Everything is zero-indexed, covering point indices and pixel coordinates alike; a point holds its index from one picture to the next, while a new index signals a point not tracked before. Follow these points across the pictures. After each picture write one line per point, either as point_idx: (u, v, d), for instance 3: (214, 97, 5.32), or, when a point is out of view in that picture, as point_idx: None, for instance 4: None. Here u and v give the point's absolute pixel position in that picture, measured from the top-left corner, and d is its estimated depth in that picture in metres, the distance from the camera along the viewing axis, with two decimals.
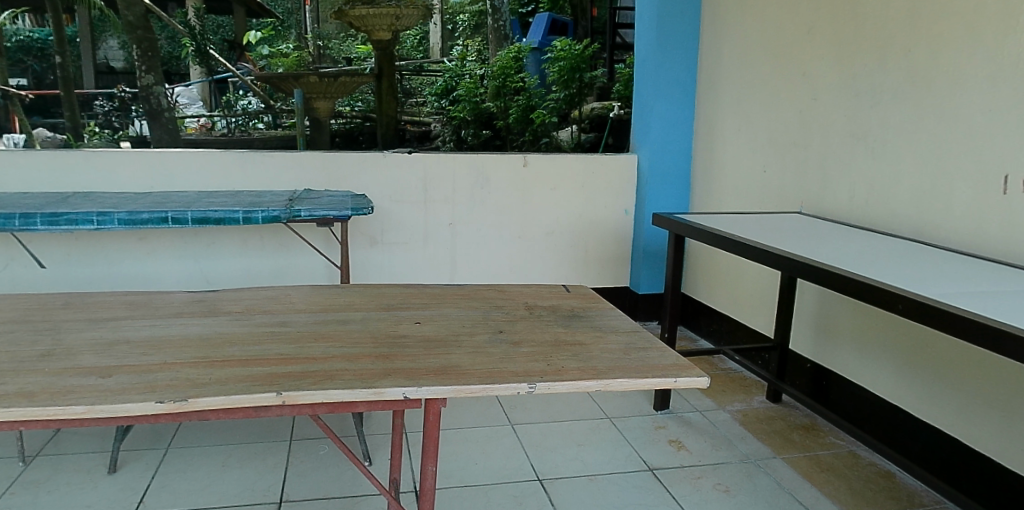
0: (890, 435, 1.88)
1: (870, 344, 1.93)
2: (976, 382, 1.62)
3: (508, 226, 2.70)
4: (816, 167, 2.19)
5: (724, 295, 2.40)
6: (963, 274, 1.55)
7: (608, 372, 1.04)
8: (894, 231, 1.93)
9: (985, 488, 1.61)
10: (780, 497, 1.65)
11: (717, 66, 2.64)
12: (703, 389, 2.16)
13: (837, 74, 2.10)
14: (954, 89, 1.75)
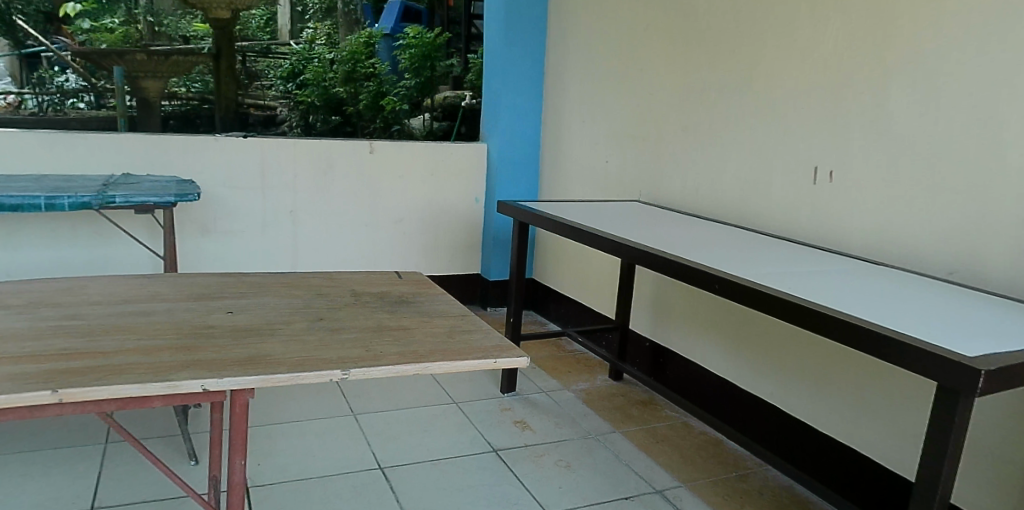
0: (717, 406, 2.02)
1: (700, 323, 2.07)
2: (788, 353, 1.78)
3: (356, 214, 2.68)
4: (652, 159, 2.32)
5: (570, 280, 2.49)
6: (778, 255, 1.70)
7: (427, 356, 1.04)
8: (721, 217, 2.10)
9: (795, 448, 1.78)
10: (618, 470, 1.74)
11: (564, 60, 2.73)
12: (548, 371, 2.23)
13: (670, 72, 2.23)
14: (769, 88, 1.93)
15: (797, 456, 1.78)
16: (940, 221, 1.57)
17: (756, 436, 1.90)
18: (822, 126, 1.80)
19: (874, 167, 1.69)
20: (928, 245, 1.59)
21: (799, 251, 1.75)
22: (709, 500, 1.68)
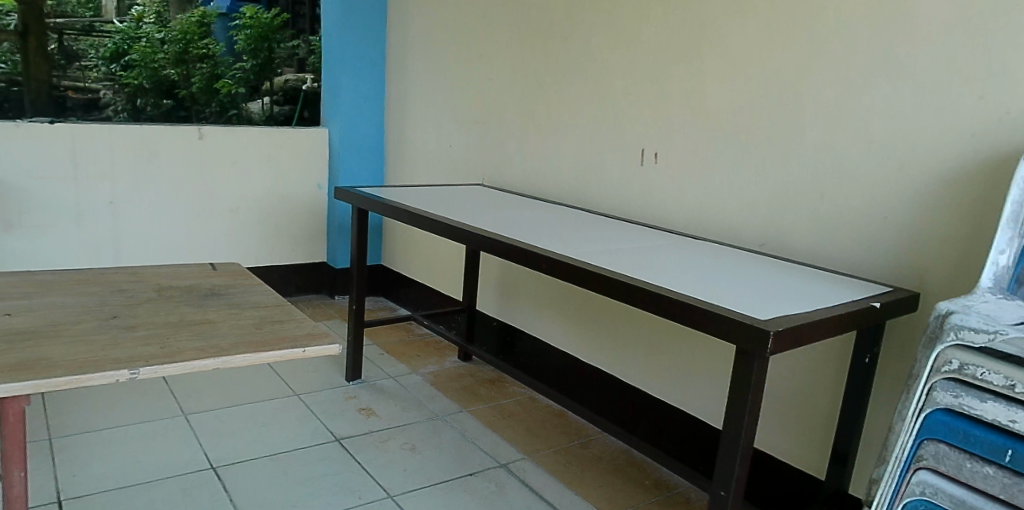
0: (562, 380, 2.19)
1: (542, 302, 2.24)
2: (614, 325, 1.99)
3: (179, 203, 2.92)
4: (495, 147, 2.66)
5: (421, 266, 2.73)
6: (606, 231, 1.89)
7: (229, 348, 1.01)
8: (560, 199, 2.39)
9: (628, 413, 1.97)
10: (463, 447, 1.81)
11: (405, 54, 3.11)
12: (398, 356, 2.29)
13: (509, 64, 2.56)
14: (597, 80, 2.24)
15: (630, 420, 1.97)
16: (747, 198, 1.90)
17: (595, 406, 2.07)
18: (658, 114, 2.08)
19: (695, 152, 2.00)
20: (737, 218, 1.93)
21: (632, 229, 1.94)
22: (550, 468, 1.79)
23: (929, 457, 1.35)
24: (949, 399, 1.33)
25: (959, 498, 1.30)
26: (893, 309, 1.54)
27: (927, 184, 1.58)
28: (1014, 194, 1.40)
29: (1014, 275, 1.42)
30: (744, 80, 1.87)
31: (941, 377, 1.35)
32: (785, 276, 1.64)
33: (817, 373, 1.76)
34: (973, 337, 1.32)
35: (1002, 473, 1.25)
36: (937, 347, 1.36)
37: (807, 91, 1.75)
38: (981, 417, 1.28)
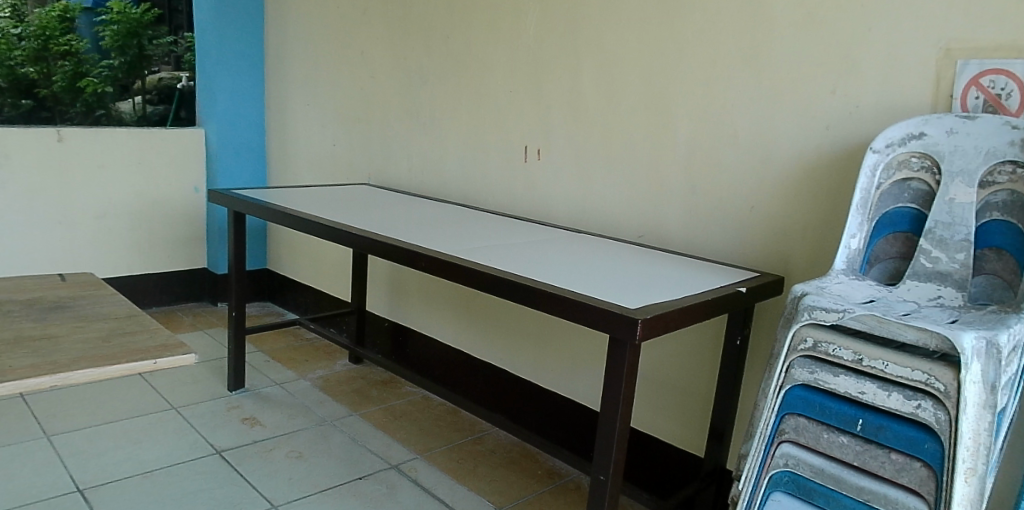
0: (454, 374, 2.46)
1: (436, 301, 2.50)
2: (500, 319, 2.28)
3: (40, 207, 3.27)
4: (378, 147, 2.96)
5: (307, 268, 3.06)
6: (481, 222, 1.99)
7: (70, 364, 0.95)
8: (448, 196, 2.64)
9: (512, 400, 2.26)
10: (352, 450, 1.88)
11: (285, 68, 3.53)
12: (288, 362, 2.41)
13: (395, 64, 2.82)
14: (475, 78, 2.51)
15: (517, 407, 2.25)
16: (630, 187, 2.12)
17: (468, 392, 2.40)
18: (558, 115, 2.27)
19: (572, 145, 2.25)
20: (623, 208, 2.14)
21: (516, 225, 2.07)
22: (442, 466, 1.85)
23: (790, 431, 1.50)
24: (806, 375, 1.48)
25: (818, 466, 1.46)
26: (760, 292, 1.67)
27: (784, 175, 1.83)
28: (860, 184, 1.67)
29: (863, 257, 1.69)
30: (621, 73, 2.11)
31: (799, 355, 1.49)
32: (657, 263, 1.72)
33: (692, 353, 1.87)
34: (824, 317, 1.45)
35: (855, 441, 1.42)
36: (793, 327, 1.50)
37: (679, 84, 1.99)
38: (835, 390, 1.43)
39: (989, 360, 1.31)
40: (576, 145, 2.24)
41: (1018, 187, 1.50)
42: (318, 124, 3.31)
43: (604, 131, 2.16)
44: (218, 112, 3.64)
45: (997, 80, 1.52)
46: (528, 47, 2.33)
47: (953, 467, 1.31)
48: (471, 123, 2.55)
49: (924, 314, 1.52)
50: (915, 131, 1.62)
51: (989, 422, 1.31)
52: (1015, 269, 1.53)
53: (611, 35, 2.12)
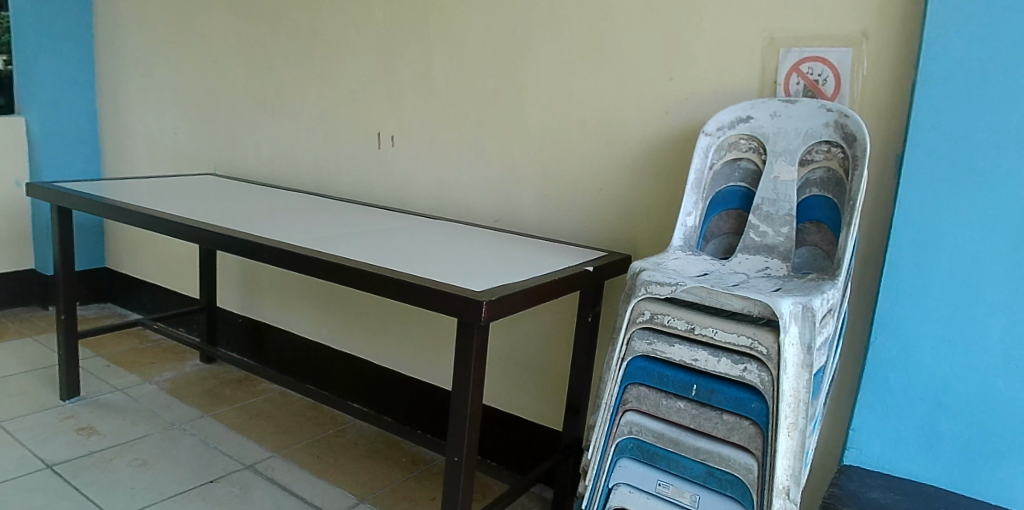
0: (305, 365, 2.60)
1: (288, 294, 2.63)
2: (344, 309, 2.44)
3: None
4: (224, 138, 2.99)
5: (164, 275, 3.24)
6: (329, 211, 2.05)
7: None
8: (301, 186, 2.70)
9: (358, 385, 2.42)
10: (202, 451, 1.96)
11: (119, 58, 3.47)
12: (130, 366, 2.52)
13: (238, 57, 2.86)
14: (318, 68, 2.59)
15: (363, 391, 2.41)
16: (478, 173, 2.23)
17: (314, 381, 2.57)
18: (422, 104, 2.32)
19: (422, 131, 2.34)
20: (476, 193, 2.24)
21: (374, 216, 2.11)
22: (300, 461, 1.94)
23: (633, 400, 1.58)
24: (645, 346, 1.56)
25: (659, 431, 1.55)
26: (609, 270, 1.77)
27: (617, 157, 1.97)
28: (695, 164, 1.79)
29: (700, 234, 1.81)
30: (467, 59, 2.20)
31: (637, 328, 1.57)
32: (508, 245, 1.79)
33: (553, 329, 1.98)
34: (659, 290, 1.54)
35: (691, 405, 1.52)
36: (632, 300, 1.58)
37: (526, 71, 2.09)
38: (671, 359, 1.53)
39: (805, 322, 1.43)
40: (438, 132, 2.30)
41: (832, 163, 1.66)
42: (160, 114, 3.28)
43: (463, 119, 2.23)
44: (43, 100, 3.47)
45: (815, 66, 1.74)
46: (389, 38, 2.36)
47: (776, 423, 1.42)
48: (321, 112, 2.60)
49: (751, 283, 1.64)
50: (743, 115, 1.76)
51: (806, 380, 1.42)
52: (832, 239, 1.67)
53: (466, 25, 2.19)
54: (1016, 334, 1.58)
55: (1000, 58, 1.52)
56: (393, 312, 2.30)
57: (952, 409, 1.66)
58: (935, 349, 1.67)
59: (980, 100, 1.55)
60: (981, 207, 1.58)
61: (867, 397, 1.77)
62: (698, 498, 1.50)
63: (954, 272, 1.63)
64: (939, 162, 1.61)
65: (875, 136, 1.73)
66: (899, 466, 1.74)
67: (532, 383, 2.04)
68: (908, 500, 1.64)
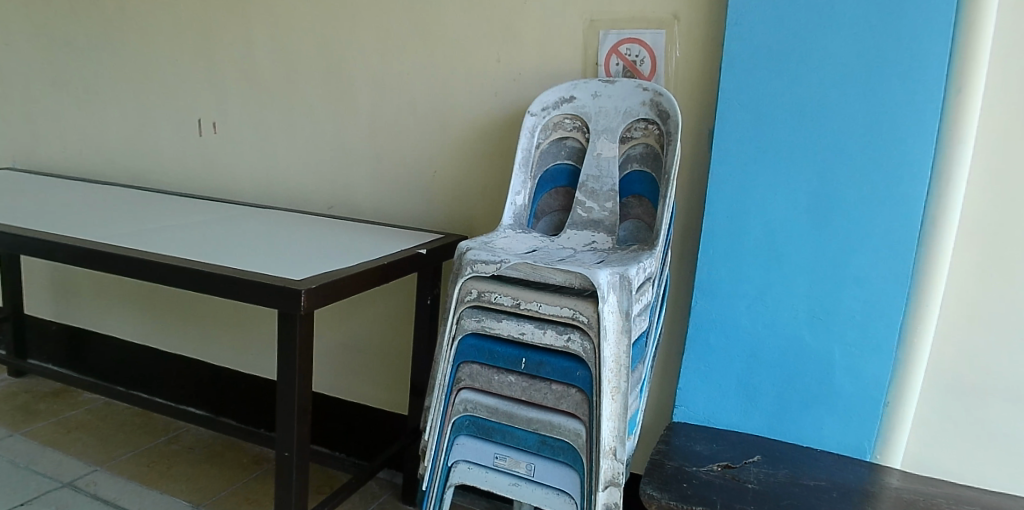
0: (134, 371, 2.58)
1: (110, 299, 2.60)
2: (174, 311, 2.46)
3: None
4: (23, 128, 2.77)
5: None
6: (143, 206, 2.00)
7: None
8: (117, 179, 2.58)
9: (192, 388, 2.46)
10: (16, 473, 1.90)
11: None
12: None
13: (37, 39, 2.65)
14: (131, 54, 2.47)
15: (199, 394, 2.45)
16: (305, 161, 2.24)
17: (134, 383, 2.59)
18: (259, 90, 2.26)
19: (246, 119, 2.31)
20: (305, 181, 2.25)
21: (201, 209, 2.03)
22: (129, 473, 1.95)
23: (466, 378, 1.61)
24: (475, 324, 1.60)
25: (492, 406, 1.59)
26: (441, 253, 1.81)
27: (441, 142, 2.03)
28: (521, 144, 1.84)
29: (530, 212, 1.86)
30: (292, 44, 2.18)
31: (466, 307, 1.60)
32: (335, 236, 1.79)
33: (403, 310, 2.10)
34: (485, 269, 1.57)
35: (521, 378, 1.57)
36: (460, 280, 1.60)
37: (353, 57, 2.11)
38: (500, 334, 1.57)
39: (622, 291, 1.50)
40: (276, 119, 2.26)
41: (649, 140, 1.75)
42: None
43: (301, 105, 2.20)
44: None
45: (632, 48, 1.83)
46: (212, 22, 2.29)
47: (600, 388, 1.49)
48: (136, 99, 2.49)
49: (576, 257, 1.69)
50: (566, 95, 1.82)
51: (625, 346, 1.50)
52: (652, 212, 1.75)
53: (300, 7, 2.15)
54: (815, 290, 1.73)
55: (791, 38, 1.67)
56: (226, 313, 2.36)
57: (765, 362, 1.80)
58: (749, 308, 1.80)
59: (777, 77, 1.69)
60: (781, 176, 1.72)
61: (692, 357, 1.88)
62: (533, 466, 1.56)
63: (761, 236, 1.76)
64: (745, 135, 1.74)
65: (688, 113, 1.85)
66: (722, 418, 1.86)
67: (387, 365, 2.15)
68: (728, 451, 1.73)
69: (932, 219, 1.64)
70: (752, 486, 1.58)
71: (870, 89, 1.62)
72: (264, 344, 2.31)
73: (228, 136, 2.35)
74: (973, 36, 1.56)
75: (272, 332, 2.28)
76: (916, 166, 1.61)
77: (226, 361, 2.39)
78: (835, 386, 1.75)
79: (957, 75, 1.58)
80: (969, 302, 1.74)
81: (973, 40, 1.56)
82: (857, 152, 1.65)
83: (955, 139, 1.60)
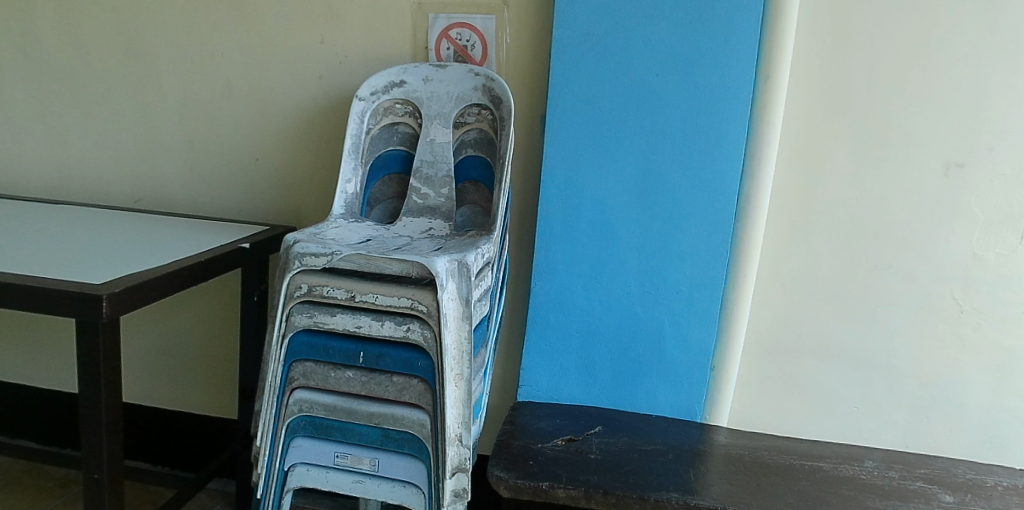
0: None
1: None
2: None
3: None
4: None
5: None
6: None
7: None
8: None
9: None
10: None
11: None
12: None
13: None
14: None
15: None
16: (111, 152, 2.08)
17: None
18: (58, 73, 2.07)
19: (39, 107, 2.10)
20: (112, 175, 2.10)
21: None
22: None
23: (300, 377, 1.54)
24: (306, 321, 1.52)
25: (330, 404, 1.53)
26: (265, 246, 1.77)
27: (262, 131, 1.97)
28: (350, 130, 1.76)
29: (362, 201, 1.80)
30: (91, 24, 2.01)
31: (297, 302, 1.51)
32: (142, 235, 1.65)
33: (229, 308, 2.06)
34: (315, 262, 1.49)
35: (359, 372, 1.52)
36: (287, 275, 1.50)
37: (162, 40, 1.98)
38: (334, 329, 1.50)
39: (461, 278, 1.47)
40: (79, 106, 2.08)
41: (483, 125, 1.75)
42: None
43: (104, 91, 2.05)
44: None
45: (462, 32, 1.82)
46: None
47: (442, 375, 1.46)
48: None
49: (413, 245, 1.65)
50: (396, 79, 1.78)
51: (466, 332, 1.48)
52: (488, 197, 1.76)
53: None
54: (646, 266, 1.82)
55: (619, 24, 1.72)
56: (20, 325, 2.12)
57: (603, 338, 1.87)
58: (586, 286, 1.86)
59: (605, 62, 1.74)
60: (611, 158, 1.78)
61: (533, 337, 1.91)
62: (376, 461, 1.53)
63: (595, 216, 1.82)
64: (576, 118, 1.78)
65: (519, 99, 1.87)
66: (563, 394, 1.91)
67: (212, 364, 2.11)
68: (571, 425, 1.78)
69: (746, 195, 1.77)
70: (595, 457, 1.64)
71: (690, 75, 1.72)
72: (69, 358, 2.10)
73: (20, 124, 2.13)
74: (779, 28, 1.70)
75: (69, 342, 2.09)
76: (731, 148, 1.73)
77: (22, 378, 2.15)
78: (666, 356, 1.85)
79: (764, 63, 1.72)
80: (779, 271, 1.91)
81: (777, 32, 1.70)
82: (680, 135, 1.75)
83: (765, 122, 1.74)
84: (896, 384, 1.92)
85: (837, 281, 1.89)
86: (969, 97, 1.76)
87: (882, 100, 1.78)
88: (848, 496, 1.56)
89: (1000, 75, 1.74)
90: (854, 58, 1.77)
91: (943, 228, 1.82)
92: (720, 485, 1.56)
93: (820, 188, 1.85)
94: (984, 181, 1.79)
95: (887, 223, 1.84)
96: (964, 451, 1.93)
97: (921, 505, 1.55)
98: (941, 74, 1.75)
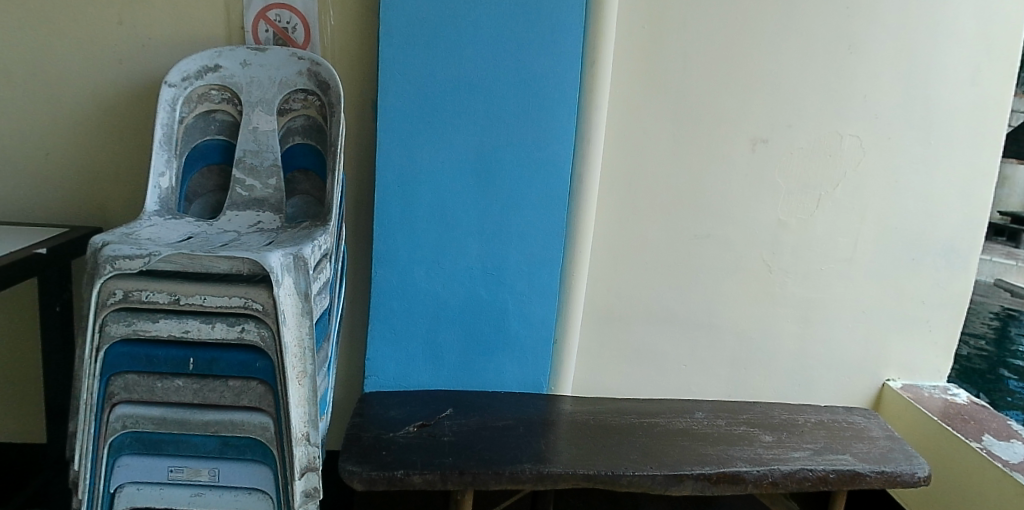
0: None
1: None
2: None
3: None
4: None
5: None
6: None
7: None
8: None
9: None
10: None
11: None
12: None
13: None
14: None
15: None
16: None
17: None
18: None
19: None
20: None
21: None
22: None
23: (121, 391, 1.40)
24: (124, 330, 1.37)
25: (157, 416, 1.42)
26: (67, 251, 1.61)
27: (53, 122, 1.76)
28: (160, 119, 1.61)
29: (179, 195, 1.67)
30: None
31: (110, 311, 1.37)
32: None
33: (26, 323, 1.85)
34: (130, 265, 1.35)
35: (190, 380, 1.41)
36: (98, 281, 1.35)
37: None
38: (158, 336, 1.38)
39: (298, 271, 1.41)
40: None
41: (310, 112, 1.68)
42: None
43: None
44: None
45: (281, 13, 1.73)
46: None
47: (284, 375, 1.39)
48: None
49: (241, 241, 1.56)
50: (210, 64, 1.65)
51: (307, 328, 1.41)
52: (320, 186, 1.71)
53: None
54: (485, 247, 1.85)
55: (448, 8, 1.71)
56: None
57: (447, 321, 1.89)
58: (429, 271, 1.85)
59: (437, 47, 1.73)
60: (447, 142, 1.79)
61: (378, 326, 1.87)
62: (217, 471, 1.44)
63: (432, 200, 1.81)
64: (409, 103, 1.76)
65: (346, 83, 1.82)
66: (410, 381, 1.91)
67: (6, 385, 1.87)
68: (422, 410, 1.76)
69: (578, 174, 1.86)
70: (448, 439, 1.65)
71: (519, 59, 1.75)
72: None
73: None
74: (601, 14, 1.78)
75: None
76: (562, 130, 1.80)
77: None
78: (510, 333, 1.91)
79: (589, 49, 1.80)
80: (613, 244, 2.02)
81: (599, 19, 1.79)
82: (512, 118, 1.79)
83: (590, 104, 1.83)
84: (720, 341, 2.12)
85: (665, 250, 2.04)
86: (769, 80, 1.96)
87: (695, 81, 1.94)
88: (683, 446, 1.71)
89: (794, 60, 1.95)
90: (671, 43, 1.90)
91: (752, 197, 2.03)
92: (569, 451, 1.64)
93: (644, 165, 1.97)
94: (785, 154, 2.01)
95: (707, 195, 2.01)
96: (779, 393, 2.18)
97: (746, 446, 1.73)
98: (744, 58, 1.94)
